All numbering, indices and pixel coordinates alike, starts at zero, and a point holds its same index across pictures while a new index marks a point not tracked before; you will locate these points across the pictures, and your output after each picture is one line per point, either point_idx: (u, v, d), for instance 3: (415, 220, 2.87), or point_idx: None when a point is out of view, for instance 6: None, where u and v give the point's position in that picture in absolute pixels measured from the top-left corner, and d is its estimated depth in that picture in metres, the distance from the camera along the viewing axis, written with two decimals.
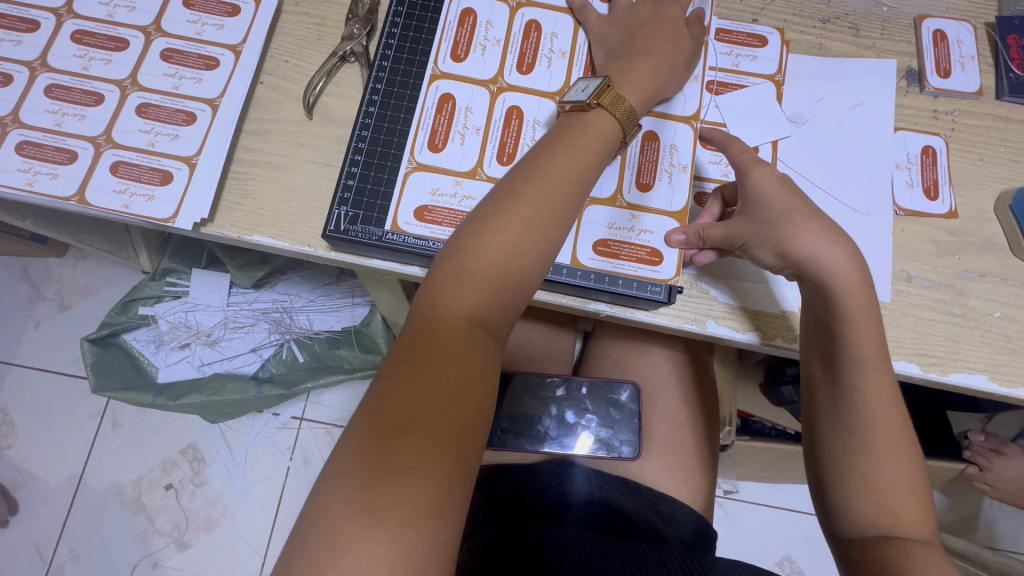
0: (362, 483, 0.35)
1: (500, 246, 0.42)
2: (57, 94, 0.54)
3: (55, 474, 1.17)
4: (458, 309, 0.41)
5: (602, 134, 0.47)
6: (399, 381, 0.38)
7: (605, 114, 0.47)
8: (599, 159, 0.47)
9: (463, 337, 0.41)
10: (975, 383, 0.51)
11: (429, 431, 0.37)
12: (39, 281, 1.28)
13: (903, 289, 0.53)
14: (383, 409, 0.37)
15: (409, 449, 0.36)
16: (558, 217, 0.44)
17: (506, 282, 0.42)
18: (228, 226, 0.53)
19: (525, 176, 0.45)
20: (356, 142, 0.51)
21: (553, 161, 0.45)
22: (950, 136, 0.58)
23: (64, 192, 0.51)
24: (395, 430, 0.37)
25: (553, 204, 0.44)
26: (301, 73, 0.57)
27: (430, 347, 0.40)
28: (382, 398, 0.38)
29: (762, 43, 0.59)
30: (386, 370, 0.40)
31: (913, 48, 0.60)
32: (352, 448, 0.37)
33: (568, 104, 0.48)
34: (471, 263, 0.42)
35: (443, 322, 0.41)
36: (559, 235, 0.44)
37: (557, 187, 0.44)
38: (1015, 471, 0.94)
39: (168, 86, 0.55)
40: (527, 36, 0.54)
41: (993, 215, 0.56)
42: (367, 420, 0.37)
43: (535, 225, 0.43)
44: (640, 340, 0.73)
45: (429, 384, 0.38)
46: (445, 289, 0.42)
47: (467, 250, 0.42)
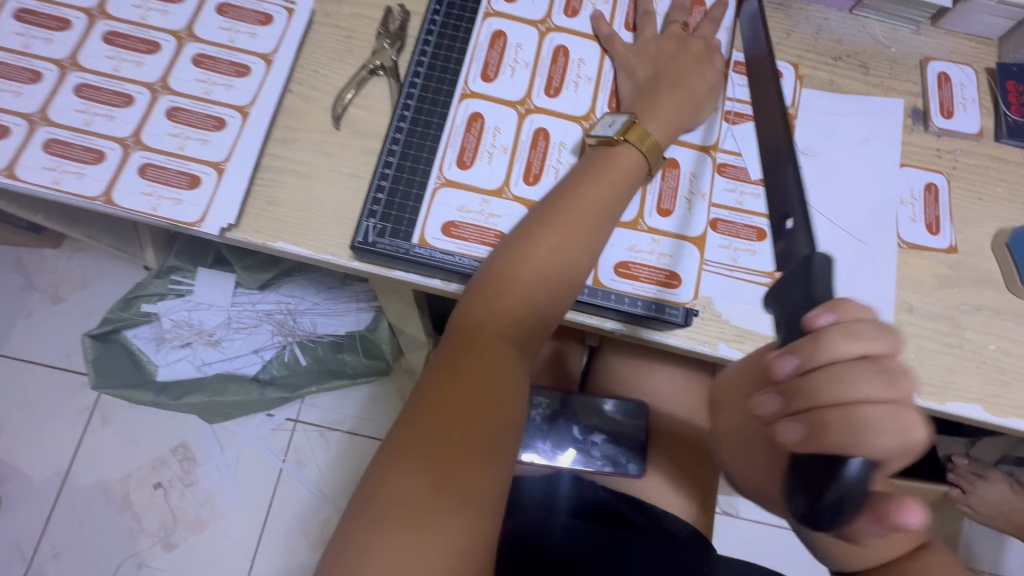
0: (401, 485, 0.38)
1: (531, 272, 0.45)
2: (87, 94, 0.54)
3: (41, 470, 1.15)
4: (490, 329, 0.44)
5: (628, 168, 0.49)
6: (433, 393, 0.41)
7: (632, 150, 0.50)
8: (625, 191, 0.49)
9: (493, 354, 0.43)
10: (971, 413, 0.53)
11: (462, 440, 0.39)
12: (33, 271, 1.26)
13: (905, 320, 0.55)
14: (418, 420, 0.40)
15: (439, 457, 0.39)
16: (584, 245, 0.46)
17: (535, 306, 0.45)
18: (253, 232, 0.53)
19: (554, 206, 0.47)
20: (386, 156, 0.52)
21: (580, 192, 0.47)
22: (952, 174, 0.60)
23: (90, 191, 0.52)
24: (428, 438, 0.39)
25: (580, 232, 0.46)
26: (330, 84, 0.58)
27: (463, 363, 0.42)
28: (417, 408, 0.41)
29: (777, 77, 0.62)
30: (424, 383, 0.42)
31: (918, 88, 0.63)
32: (387, 454, 0.40)
33: (595, 138, 0.51)
34: (502, 288, 0.45)
35: (475, 340, 0.44)
36: (586, 263, 0.47)
37: (584, 218, 0.47)
38: (997, 495, 0.97)
39: (199, 91, 0.55)
40: (555, 61, 0.56)
41: (990, 251, 0.58)
42: (403, 429, 0.40)
43: (564, 252, 0.46)
44: (646, 357, 0.74)
45: (461, 399, 0.41)
46: (477, 311, 0.45)
47: (499, 274, 0.45)
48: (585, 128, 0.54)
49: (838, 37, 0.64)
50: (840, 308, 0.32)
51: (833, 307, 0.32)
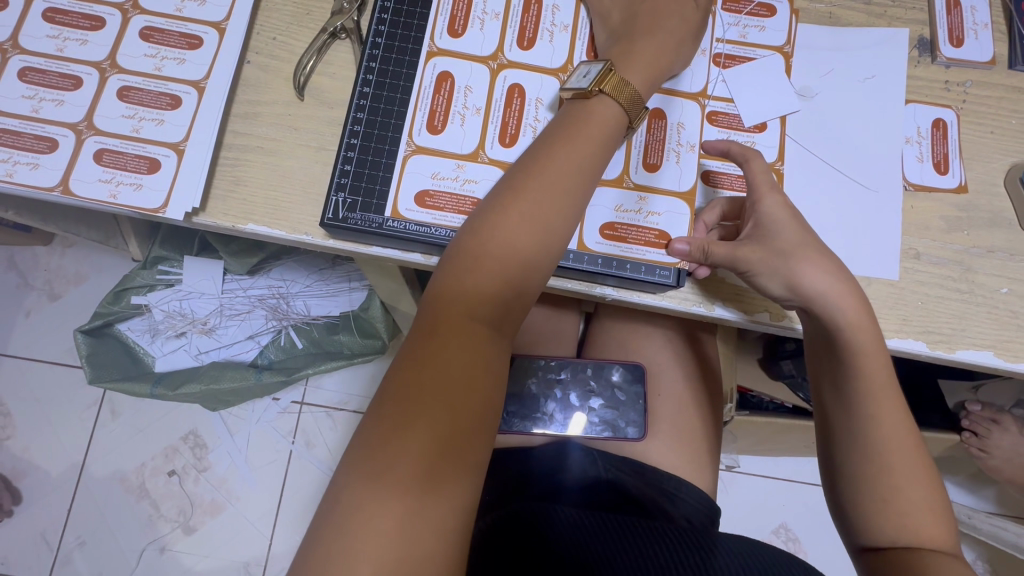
0: (367, 467, 0.36)
1: (500, 244, 0.42)
2: (32, 78, 0.51)
3: (56, 464, 1.17)
4: (459, 303, 0.41)
5: (606, 129, 0.46)
6: (403, 383, 0.38)
7: (608, 100, 0.46)
8: (603, 149, 0.45)
9: (465, 336, 0.40)
10: (982, 360, 0.51)
11: (429, 420, 0.37)
12: (26, 270, 1.25)
13: (911, 267, 0.53)
14: (390, 410, 0.37)
15: (412, 447, 0.36)
16: (563, 213, 0.43)
17: (507, 280, 0.42)
18: (221, 215, 0.51)
19: (527, 172, 0.44)
20: (351, 126, 0.49)
21: (555, 156, 0.44)
22: (962, 108, 0.56)
23: (46, 182, 0.49)
24: (393, 426, 0.37)
25: (553, 199, 0.43)
26: (290, 51, 0.54)
27: (433, 345, 0.39)
28: (387, 397, 0.38)
29: (771, 13, 0.57)
30: (393, 364, 0.40)
31: (925, 16, 0.58)
32: (354, 445, 0.37)
33: (570, 92, 0.47)
34: (470, 263, 0.41)
35: (447, 318, 0.40)
36: (564, 233, 0.44)
37: (555, 181, 0.43)
38: (1010, 440, 0.95)
39: (150, 67, 0.52)
40: (526, 10, 0.52)
41: (1003, 189, 0.55)
42: (375, 420, 0.37)
43: (535, 219, 0.42)
44: (643, 321, 0.72)
45: (434, 386, 0.38)
46: (449, 287, 0.41)
47: (470, 248, 0.42)
48: (562, 80, 0.51)
49: None
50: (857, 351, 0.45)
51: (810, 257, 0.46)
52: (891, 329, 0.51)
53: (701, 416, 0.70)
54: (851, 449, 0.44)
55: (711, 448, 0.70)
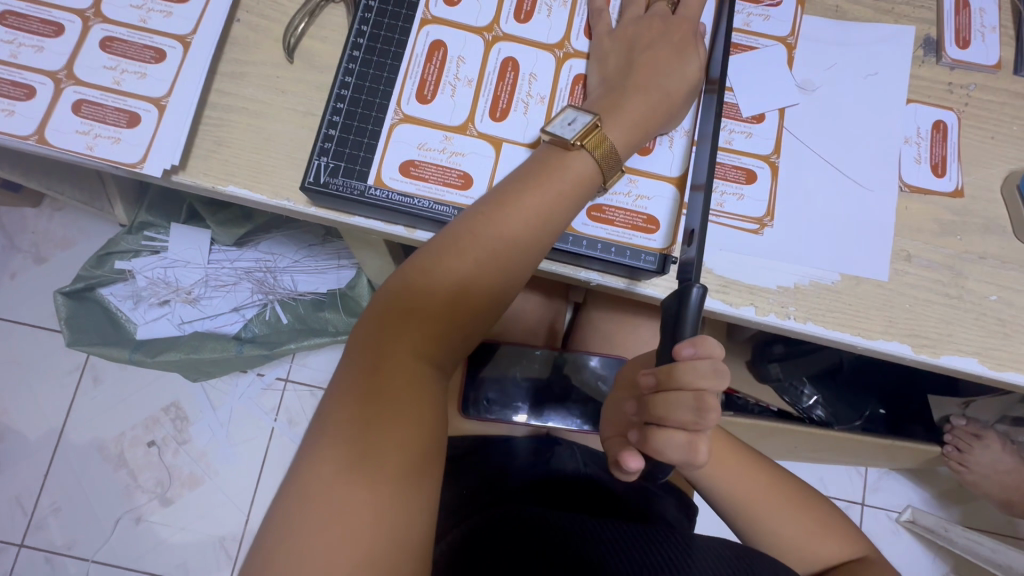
0: (318, 512, 0.34)
1: (452, 285, 0.42)
2: (12, 23, 0.50)
3: (33, 428, 1.16)
4: (407, 343, 0.40)
5: (575, 170, 0.45)
6: (351, 423, 0.37)
7: (586, 156, 0.45)
8: (570, 194, 0.44)
9: (414, 368, 0.40)
10: (967, 367, 0.50)
11: (380, 458, 0.37)
12: (13, 231, 1.23)
13: (902, 269, 0.52)
14: (333, 449, 0.37)
15: (364, 483, 0.36)
16: (521, 252, 0.43)
17: (452, 319, 0.42)
18: (202, 174, 0.49)
19: (485, 214, 0.43)
20: (338, 90, 0.48)
21: (516, 196, 0.43)
22: (963, 111, 0.55)
23: (22, 131, 0.48)
24: (342, 466, 0.36)
25: (509, 241, 0.43)
26: (281, 12, 0.52)
27: (379, 384, 0.39)
28: (334, 435, 0.37)
29: (776, 2, 0.56)
30: (333, 405, 0.39)
31: (933, 15, 0.57)
32: (300, 489, 0.36)
33: (549, 135, 0.45)
34: (420, 303, 0.41)
35: (392, 356, 0.40)
36: (516, 269, 0.44)
37: (516, 222, 0.43)
38: (990, 455, 0.95)
39: (135, 19, 0.50)
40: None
41: (999, 195, 0.54)
42: (326, 461, 0.36)
43: (492, 260, 0.43)
44: (630, 313, 0.71)
45: (381, 423, 0.38)
46: (394, 325, 0.41)
47: (412, 291, 0.42)
48: (558, 57, 0.50)
49: None
50: (700, 343, 0.38)
51: (695, 341, 0.38)
52: (876, 330, 0.50)
53: None
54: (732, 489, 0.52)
55: None
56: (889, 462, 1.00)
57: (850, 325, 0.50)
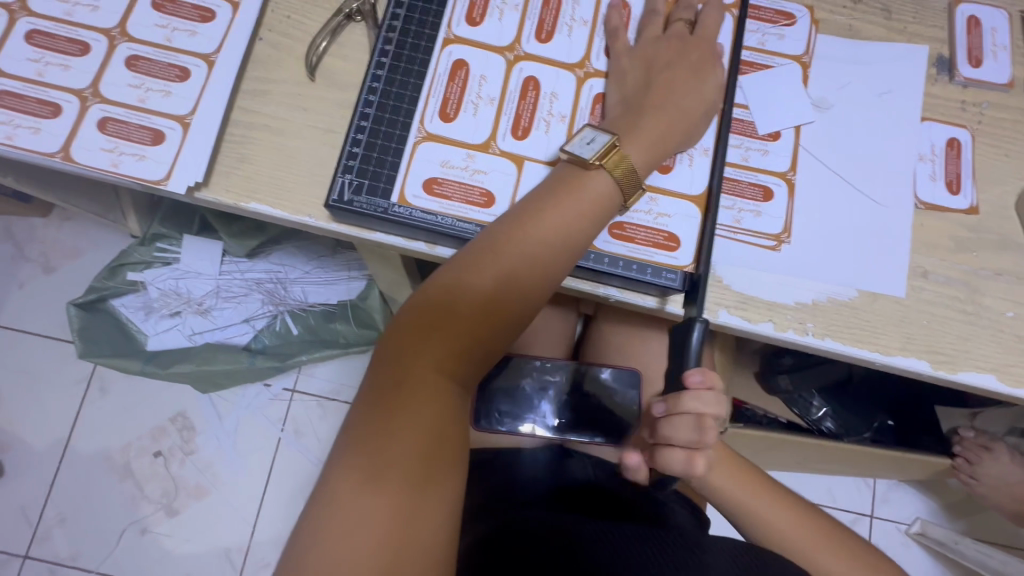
0: (340, 522, 0.35)
1: (475, 299, 0.42)
2: (39, 41, 0.50)
3: (40, 438, 1.15)
4: (431, 356, 0.40)
5: (596, 188, 0.45)
6: (373, 435, 0.38)
7: (607, 174, 0.45)
8: (591, 212, 0.45)
9: (437, 378, 0.40)
10: (984, 383, 0.51)
11: (401, 472, 0.37)
12: (22, 240, 1.24)
13: (918, 285, 0.52)
14: (356, 460, 0.37)
15: (385, 496, 0.36)
16: (544, 266, 0.43)
17: (475, 333, 0.42)
18: (224, 191, 0.50)
19: (508, 229, 0.43)
20: (362, 109, 0.48)
21: (543, 211, 0.44)
22: (977, 129, 0.56)
23: (47, 148, 0.48)
24: (364, 479, 0.36)
25: (532, 258, 0.43)
26: (303, 31, 0.53)
27: (402, 397, 0.39)
28: (358, 436, 0.38)
29: (791, 21, 0.56)
30: (357, 417, 0.39)
31: (945, 34, 0.58)
32: (323, 499, 0.36)
33: (569, 154, 0.46)
34: (442, 317, 0.41)
35: (416, 369, 0.40)
36: (538, 285, 0.44)
37: (537, 238, 0.43)
38: (1001, 467, 0.94)
39: (160, 38, 0.51)
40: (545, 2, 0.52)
41: (1013, 212, 0.54)
42: (350, 461, 0.37)
43: (514, 275, 0.43)
44: (644, 326, 0.71)
45: (402, 436, 0.38)
46: (417, 338, 0.41)
47: (436, 304, 0.42)
48: (578, 76, 0.51)
49: None
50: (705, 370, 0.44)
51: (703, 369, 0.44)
52: (894, 347, 0.51)
53: None
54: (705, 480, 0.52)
55: None
56: (900, 474, 1.00)
57: (868, 341, 0.51)
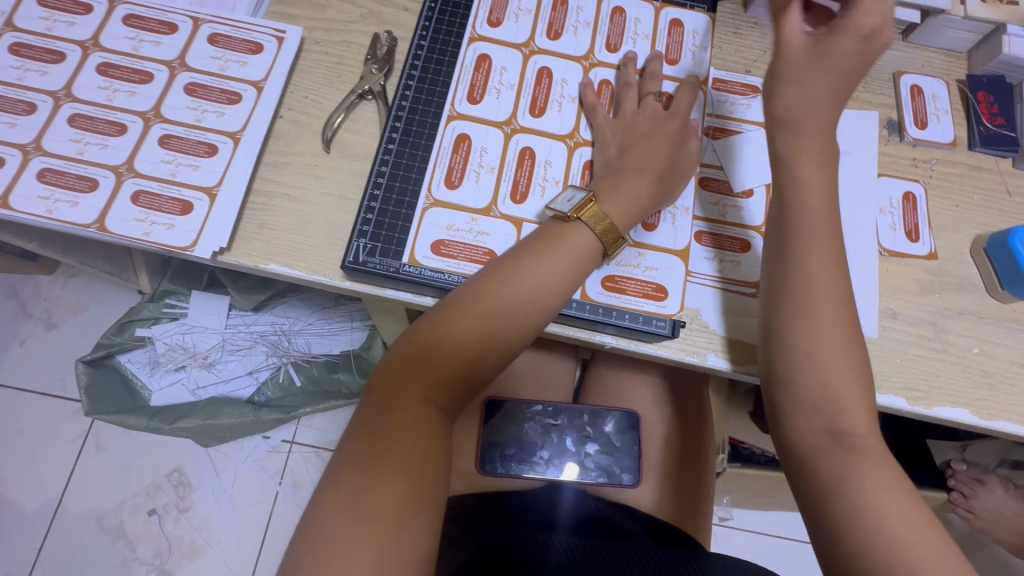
0: (330, 535, 0.37)
1: (461, 337, 0.45)
2: (80, 124, 0.56)
3: (32, 499, 1.14)
4: (419, 389, 0.44)
5: (577, 241, 0.49)
6: (362, 458, 0.40)
7: (586, 227, 0.50)
8: (571, 260, 0.49)
9: (421, 413, 0.43)
10: (958, 417, 0.54)
11: (387, 493, 0.39)
12: (26, 298, 1.26)
13: (889, 325, 0.57)
14: (345, 479, 0.39)
15: (369, 513, 0.38)
16: (522, 314, 0.47)
17: (462, 370, 0.45)
18: (245, 254, 0.54)
19: (495, 275, 0.48)
20: (375, 178, 0.54)
21: (522, 260, 0.48)
22: (928, 183, 0.62)
23: (83, 219, 0.53)
24: (350, 496, 0.39)
25: (515, 298, 0.47)
26: (320, 109, 0.59)
27: (391, 423, 0.42)
28: (349, 457, 0.41)
29: (755, 93, 0.63)
30: (349, 440, 0.42)
31: (892, 101, 0.65)
32: (312, 515, 0.39)
33: (552, 212, 0.51)
34: (432, 354, 0.45)
35: (403, 399, 0.43)
36: (523, 323, 0.47)
37: (522, 281, 0.47)
38: (997, 500, 0.96)
39: (191, 118, 0.57)
40: (537, 83, 0.59)
41: (969, 257, 0.60)
42: (340, 478, 0.40)
43: (499, 314, 0.46)
44: (639, 370, 0.75)
45: (388, 460, 0.40)
46: (407, 373, 0.44)
47: (427, 342, 0.45)
48: (569, 145, 0.57)
49: None
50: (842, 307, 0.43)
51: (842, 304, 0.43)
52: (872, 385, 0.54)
53: (692, 463, 0.71)
54: (779, 354, 0.45)
55: (702, 500, 0.70)
56: None
57: None
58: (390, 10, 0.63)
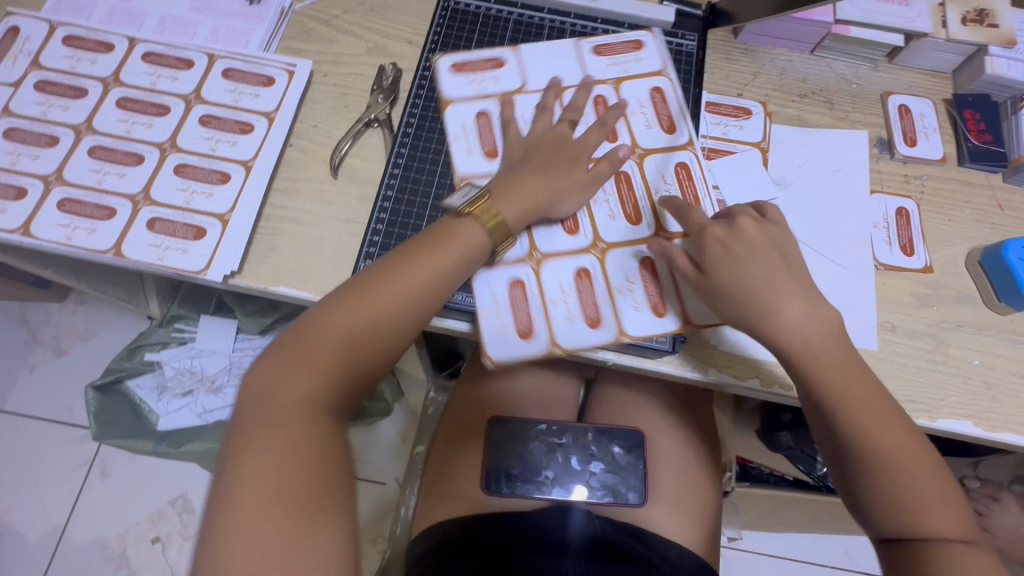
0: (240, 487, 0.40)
1: (342, 331, 0.46)
2: (100, 155, 0.58)
3: (36, 528, 1.13)
4: (301, 382, 0.44)
5: (463, 244, 0.51)
6: (253, 426, 0.42)
7: (473, 223, 0.51)
8: (454, 260, 0.50)
9: (308, 400, 0.44)
10: (963, 429, 0.54)
11: (282, 454, 0.41)
12: (36, 325, 1.28)
13: (888, 338, 0.57)
14: (240, 443, 0.42)
15: (265, 471, 0.40)
16: (402, 304, 0.48)
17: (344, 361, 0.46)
18: (255, 278, 0.56)
19: (380, 272, 0.49)
20: (380, 202, 0.58)
21: (402, 256, 0.50)
22: (921, 199, 0.64)
23: (100, 246, 0.55)
24: (248, 455, 0.41)
25: (395, 294, 0.48)
26: (328, 137, 0.62)
27: (274, 399, 0.44)
28: (241, 430, 0.42)
29: (747, 114, 0.66)
30: (238, 419, 0.43)
31: (882, 121, 0.67)
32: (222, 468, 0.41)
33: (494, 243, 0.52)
34: (310, 350, 0.45)
35: (286, 385, 0.44)
36: (403, 315, 0.48)
37: (407, 279, 0.48)
38: (1013, 518, 0.94)
39: (205, 148, 0.59)
40: (652, 104, 0.62)
41: (965, 270, 0.61)
42: (236, 441, 0.42)
43: (384, 308, 0.47)
44: (643, 387, 0.75)
45: (273, 427, 0.42)
46: (293, 370, 0.45)
47: (308, 336, 0.46)
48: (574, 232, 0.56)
49: (802, 76, 0.68)
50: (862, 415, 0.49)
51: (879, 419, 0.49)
52: None
53: (699, 479, 0.71)
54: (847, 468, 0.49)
55: (708, 519, 0.70)
56: None
57: None
58: (394, 43, 0.66)
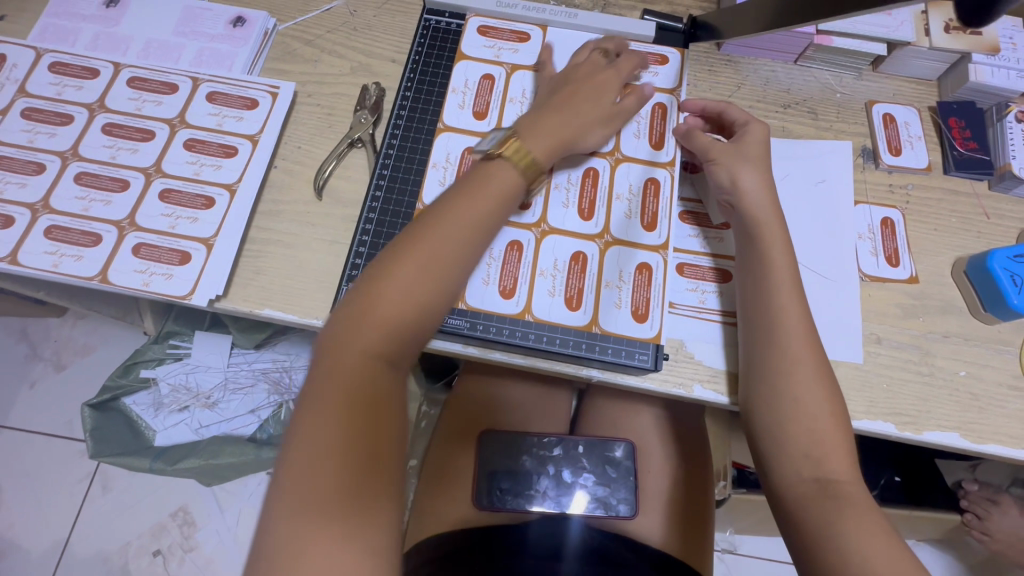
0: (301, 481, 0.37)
1: (399, 291, 0.42)
2: (86, 181, 0.59)
3: (38, 543, 1.14)
4: (360, 340, 0.41)
5: (500, 184, 0.48)
6: (321, 407, 0.39)
7: (506, 164, 0.49)
8: (496, 203, 0.47)
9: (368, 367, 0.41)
10: (949, 441, 0.54)
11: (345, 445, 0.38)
12: (37, 341, 1.29)
13: (874, 350, 0.57)
14: (304, 427, 0.39)
15: (327, 463, 0.37)
16: (452, 253, 0.44)
17: (406, 321, 0.43)
18: (241, 300, 0.56)
19: (426, 223, 0.45)
20: (363, 223, 0.58)
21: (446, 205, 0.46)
22: (906, 208, 0.63)
23: (87, 272, 0.55)
24: (316, 446, 0.38)
25: (449, 243, 0.44)
26: (312, 158, 0.62)
27: (334, 367, 0.40)
28: (309, 406, 0.39)
29: None
30: (308, 389, 0.40)
31: (866, 129, 0.67)
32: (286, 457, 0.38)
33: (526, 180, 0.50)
34: (370, 302, 0.42)
35: (343, 347, 0.41)
36: (452, 274, 0.44)
37: (458, 228, 0.45)
38: (1012, 521, 0.93)
39: (190, 172, 0.59)
40: (651, 118, 0.62)
41: (951, 280, 0.60)
42: (300, 426, 0.39)
43: (431, 261, 0.43)
44: (633, 399, 0.75)
45: (338, 401, 0.39)
46: (343, 328, 0.41)
47: (369, 295, 0.42)
48: (595, 245, 0.57)
49: (786, 87, 0.68)
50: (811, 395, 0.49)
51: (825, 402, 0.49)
52: (860, 411, 0.55)
53: (689, 491, 0.70)
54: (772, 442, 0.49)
55: (701, 530, 0.69)
56: (912, 533, 0.98)
57: None
58: (378, 62, 0.67)
